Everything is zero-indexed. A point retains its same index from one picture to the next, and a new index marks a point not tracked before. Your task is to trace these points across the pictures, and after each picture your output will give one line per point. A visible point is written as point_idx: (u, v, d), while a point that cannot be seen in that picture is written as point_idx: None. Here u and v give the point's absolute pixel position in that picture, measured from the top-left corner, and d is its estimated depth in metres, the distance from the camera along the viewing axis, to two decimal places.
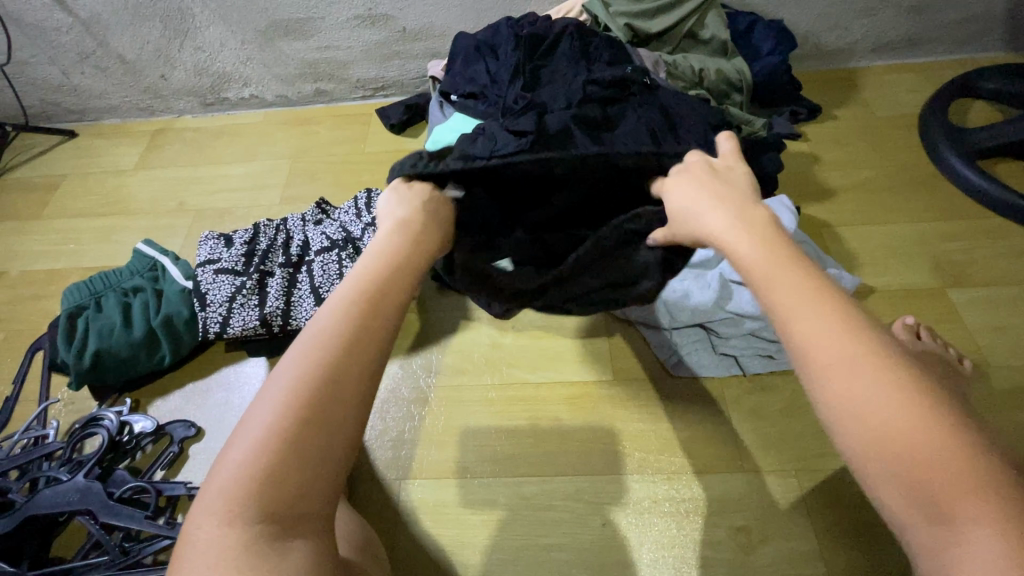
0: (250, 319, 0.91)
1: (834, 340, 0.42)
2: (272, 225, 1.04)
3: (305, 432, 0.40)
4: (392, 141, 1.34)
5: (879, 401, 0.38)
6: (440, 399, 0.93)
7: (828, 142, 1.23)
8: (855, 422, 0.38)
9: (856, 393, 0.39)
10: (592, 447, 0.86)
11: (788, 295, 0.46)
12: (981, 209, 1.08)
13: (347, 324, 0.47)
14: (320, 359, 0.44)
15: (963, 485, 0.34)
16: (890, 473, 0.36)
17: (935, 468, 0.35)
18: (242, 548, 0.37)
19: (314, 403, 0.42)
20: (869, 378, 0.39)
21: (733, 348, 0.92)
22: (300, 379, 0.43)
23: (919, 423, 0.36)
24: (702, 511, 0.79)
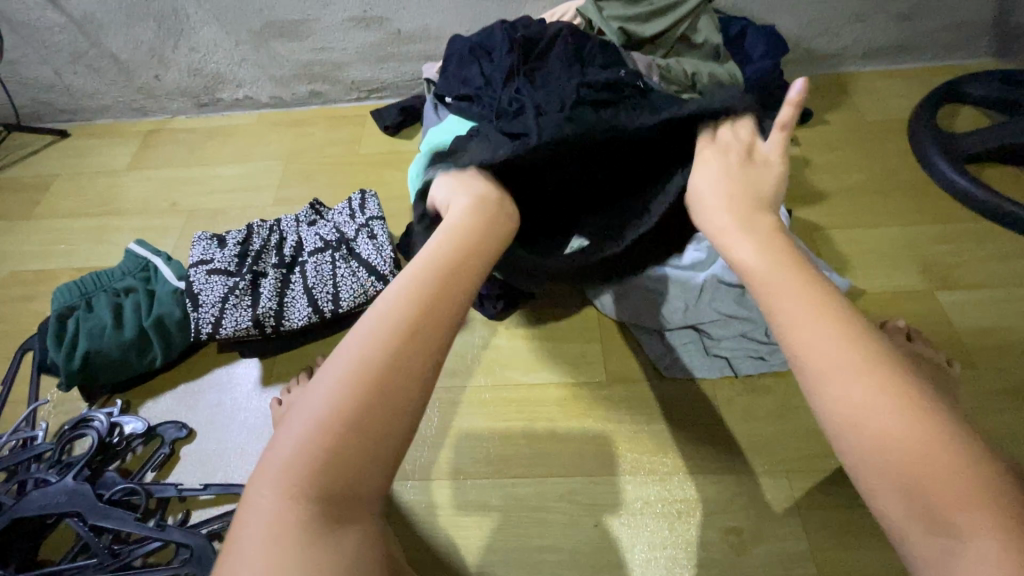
0: (241, 320, 0.91)
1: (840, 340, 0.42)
2: (265, 226, 1.04)
3: (366, 408, 0.40)
4: (386, 143, 1.34)
5: (887, 403, 0.38)
6: (433, 400, 0.93)
7: (819, 146, 1.24)
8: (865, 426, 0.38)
9: (857, 395, 0.39)
10: (584, 447, 0.86)
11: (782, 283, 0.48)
12: (969, 213, 1.09)
13: (414, 305, 0.46)
14: (392, 334, 0.44)
15: (956, 494, 0.34)
16: (889, 480, 0.36)
17: (935, 473, 0.35)
18: (299, 525, 0.37)
19: (379, 378, 0.42)
20: (864, 381, 0.40)
21: (725, 350, 0.92)
22: (365, 359, 0.42)
23: (912, 426, 0.37)
24: (694, 511, 0.80)
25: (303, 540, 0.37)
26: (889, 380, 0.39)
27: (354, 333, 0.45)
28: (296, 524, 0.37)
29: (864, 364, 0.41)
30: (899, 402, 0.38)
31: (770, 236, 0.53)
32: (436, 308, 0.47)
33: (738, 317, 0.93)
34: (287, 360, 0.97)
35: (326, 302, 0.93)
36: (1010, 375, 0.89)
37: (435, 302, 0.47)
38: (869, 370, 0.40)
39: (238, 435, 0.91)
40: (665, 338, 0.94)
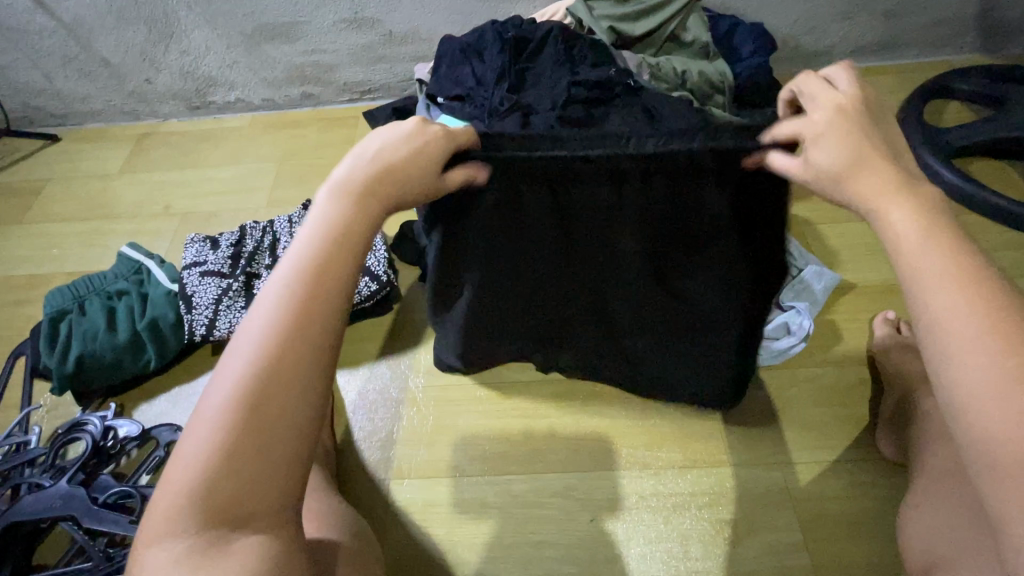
0: (236, 322, 0.91)
1: (977, 320, 0.38)
2: (258, 227, 1.02)
3: (243, 441, 0.39)
4: None
5: (1008, 393, 0.36)
6: (428, 399, 0.93)
7: None
8: (979, 411, 0.37)
9: (978, 379, 0.37)
10: (579, 444, 0.87)
11: (922, 247, 0.41)
12: (957, 206, 1.11)
13: (281, 329, 0.42)
14: (266, 363, 0.41)
15: None
16: (999, 464, 0.36)
17: None
18: (188, 546, 0.39)
19: (253, 411, 0.40)
20: (1005, 379, 0.36)
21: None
22: (232, 396, 0.40)
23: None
24: (690, 505, 0.80)
25: (193, 560, 0.39)
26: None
27: (230, 350, 0.42)
28: (189, 546, 0.39)
29: (1012, 358, 0.37)
30: None
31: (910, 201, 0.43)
32: (304, 329, 0.42)
33: None
34: None
35: None
36: None
37: (311, 319, 0.43)
38: (1009, 364, 0.37)
39: None
40: None
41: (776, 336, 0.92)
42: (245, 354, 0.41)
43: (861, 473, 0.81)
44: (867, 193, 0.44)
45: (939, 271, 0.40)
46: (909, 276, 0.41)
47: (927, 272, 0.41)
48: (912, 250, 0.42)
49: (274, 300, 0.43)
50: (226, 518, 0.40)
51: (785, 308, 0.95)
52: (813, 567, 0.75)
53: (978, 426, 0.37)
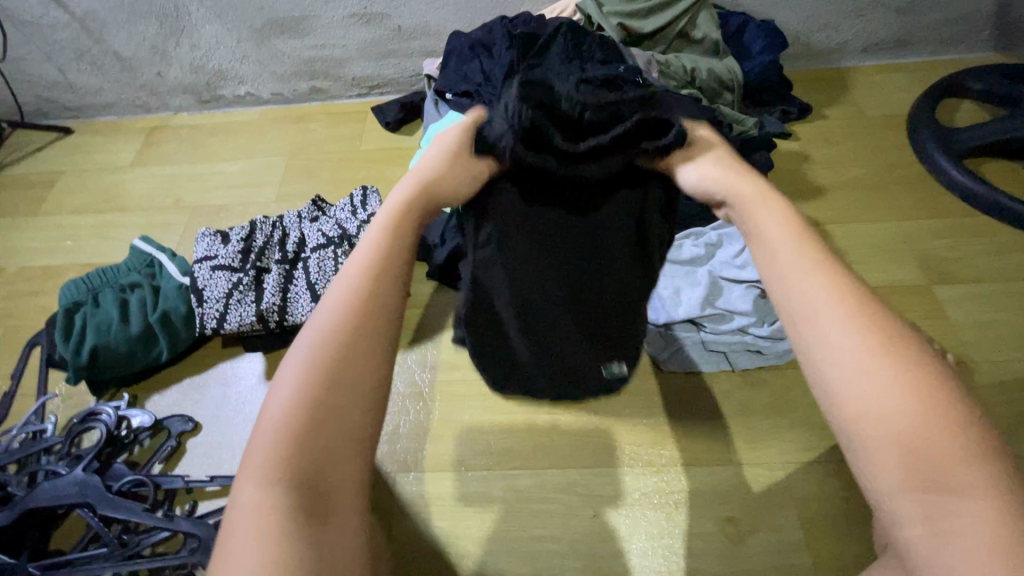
0: (246, 315, 0.90)
1: (839, 313, 0.43)
2: (268, 222, 1.01)
3: (334, 394, 0.42)
4: (387, 139, 1.34)
5: (873, 372, 0.40)
6: (434, 393, 0.94)
7: (818, 141, 1.25)
8: (852, 395, 0.40)
9: (852, 365, 0.41)
10: (583, 441, 0.87)
11: (794, 260, 0.47)
12: (966, 207, 1.10)
13: (354, 308, 0.46)
14: (345, 326, 0.45)
15: (952, 458, 0.37)
16: (883, 441, 0.39)
17: (927, 441, 0.38)
18: (276, 514, 0.38)
19: (336, 367, 0.43)
20: (869, 354, 0.41)
21: (725, 344, 0.94)
22: (321, 350, 0.44)
23: (915, 403, 0.39)
24: (692, 502, 0.81)
25: (283, 526, 0.38)
26: (896, 356, 0.41)
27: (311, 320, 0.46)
28: (278, 512, 0.38)
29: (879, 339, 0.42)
30: (898, 371, 0.40)
31: (783, 211, 0.51)
32: (379, 301, 0.47)
33: (735, 311, 0.95)
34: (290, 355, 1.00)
35: None
36: (1005, 367, 0.90)
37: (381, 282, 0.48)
38: (872, 345, 0.41)
39: (244, 427, 0.93)
40: (665, 331, 0.96)
41: (783, 337, 0.93)
42: (322, 321, 0.45)
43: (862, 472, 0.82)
44: (769, 220, 0.51)
45: (802, 267, 0.47)
46: (781, 275, 0.47)
47: (792, 263, 0.47)
48: (789, 260, 0.48)
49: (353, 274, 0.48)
50: (319, 489, 0.40)
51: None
52: (814, 566, 0.76)
53: (852, 398, 0.40)
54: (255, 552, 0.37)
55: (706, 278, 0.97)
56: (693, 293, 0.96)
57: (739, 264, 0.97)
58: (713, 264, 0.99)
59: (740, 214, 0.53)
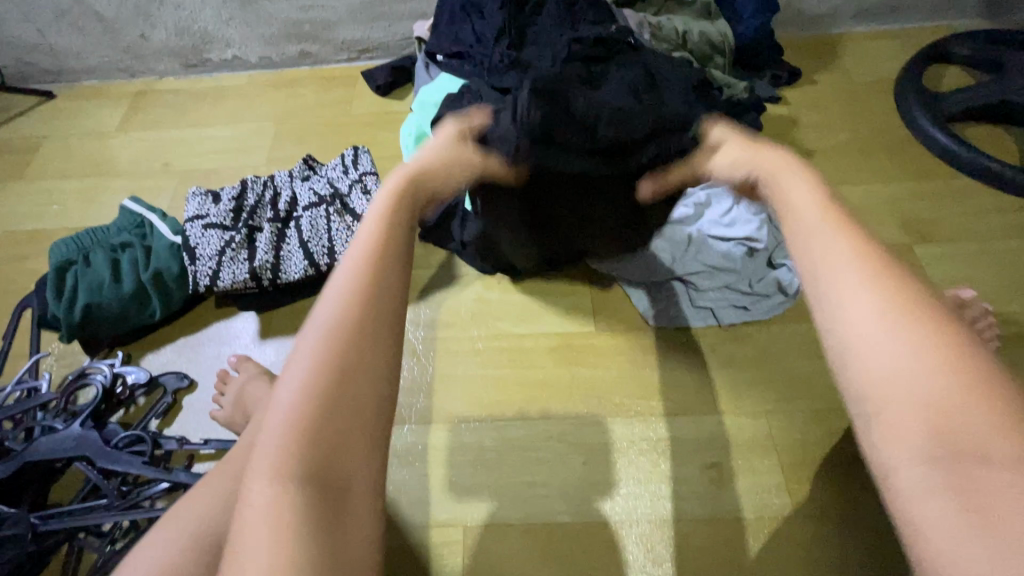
0: (239, 273, 0.91)
1: (857, 280, 0.45)
2: (259, 181, 0.99)
3: (340, 389, 0.44)
4: (377, 103, 1.33)
5: (889, 339, 0.41)
6: (426, 350, 0.96)
7: (807, 106, 1.26)
8: (869, 363, 0.41)
9: (864, 335, 0.42)
10: (573, 394, 0.90)
11: (818, 233, 0.50)
12: (949, 170, 1.12)
13: (355, 306, 0.48)
14: (346, 325, 0.47)
15: (984, 425, 0.36)
16: (902, 412, 0.38)
17: (959, 407, 0.37)
18: (288, 509, 0.39)
19: (340, 362, 0.45)
20: (881, 314, 0.42)
21: (713, 301, 0.96)
22: (325, 350, 0.46)
23: (940, 364, 0.39)
24: (678, 449, 0.84)
25: (291, 520, 0.39)
26: (913, 321, 0.41)
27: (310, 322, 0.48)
28: (289, 508, 0.39)
29: (895, 299, 0.43)
30: (919, 335, 0.40)
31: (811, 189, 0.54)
32: (377, 299, 0.49)
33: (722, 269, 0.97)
34: (285, 315, 1.01)
35: (322, 255, 0.93)
36: None
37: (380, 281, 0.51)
38: (883, 314, 0.42)
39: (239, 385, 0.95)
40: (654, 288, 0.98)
41: (767, 293, 0.96)
42: (323, 322, 0.48)
43: (841, 419, 0.85)
44: (795, 196, 0.54)
45: (818, 239, 0.49)
46: (803, 247, 0.50)
47: (816, 233, 0.50)
48: (807, 239, 0.50)
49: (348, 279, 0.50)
50: (330, 482, 0.41)
51: (777, 266, 0.98)
52: (793, 506, 0.79)
53: (864, 357, 0.41)
54: (266, 549, 0.38)
55: (694, 238, 0.98)
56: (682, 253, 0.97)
57: (725, 224, 0.98)
58: (700, 224, 1.00)
59: (772, 186, 0.58)
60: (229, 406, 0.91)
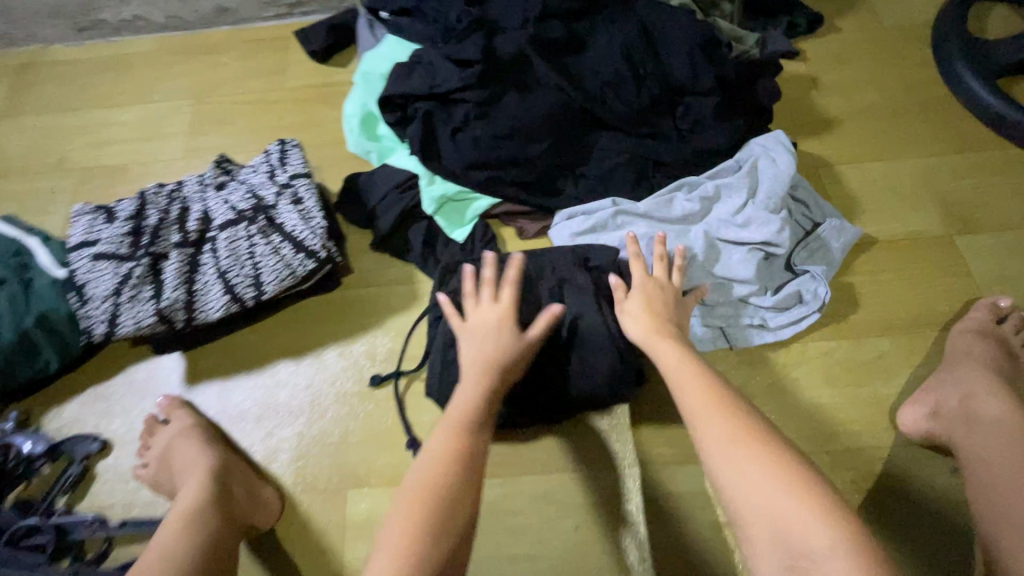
0: (143, 315, 0.73)
1: (714, 412, 0.56)
2: (163, 192, 0.80)
3: (448, 508, 0.54)
4: (314, 72, 1.09)
5: (748, 466, 0.51)
6: (387, 393, 0.82)
7: (832, 60, 1.05)
8: (739, 487, 0.51)
9: (722, 452, 0.53)
10: (561, 442, 0.77)
11: (680, 369, 0.62)
12: (996, 139, 0.95)
13: (454, 435, 0.59)
14: (451, 453, 0.57)
15: (813, 521, 0.47)
16: (751, 519, 0.49)
17: (782, 503, 0.48)
18: None
19: (450, 485, 0.55)
20: (731, 432, 0.54)
21: (728, 315, 0.80)
22: (429, 474, 0.56)
23: (781, 470, 0.50)
24: (681, 505, 0.73)
25: None
26: (750, 433, 0.54)
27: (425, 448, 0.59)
28: None
29: (741, 433, 0.54)
30: (758, 451, 0.52)
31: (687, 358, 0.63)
32: (469, 432, 0.60)
33: (736, 279, 0.80)
34: (216, 353, 0.85)
35: (246, 288, 0.75)
36: None
37: (470, 416, 0.61)
38: (731, 425, 0.55)
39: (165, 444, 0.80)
40: None
41: (787, 306, 0.81)
42: (428, 453, 0.58)
43: (867, 460, 0.75)
44: (667, 354, 0.64)
45: (691, 389, 0.59)
46: (686, 402, 0.59)
47: (685, 375, 0.61)
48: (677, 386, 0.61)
49: (449, 419, 0.61)
50: None
51: (797, 271, 0.83)
52: None
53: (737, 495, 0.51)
54: None
55: (701, 239, 0.81)
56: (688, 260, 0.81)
57: (738, 221, 0.81)
58: (708, 222, 0.83)
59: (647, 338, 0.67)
60: (154, 462, 0.76)
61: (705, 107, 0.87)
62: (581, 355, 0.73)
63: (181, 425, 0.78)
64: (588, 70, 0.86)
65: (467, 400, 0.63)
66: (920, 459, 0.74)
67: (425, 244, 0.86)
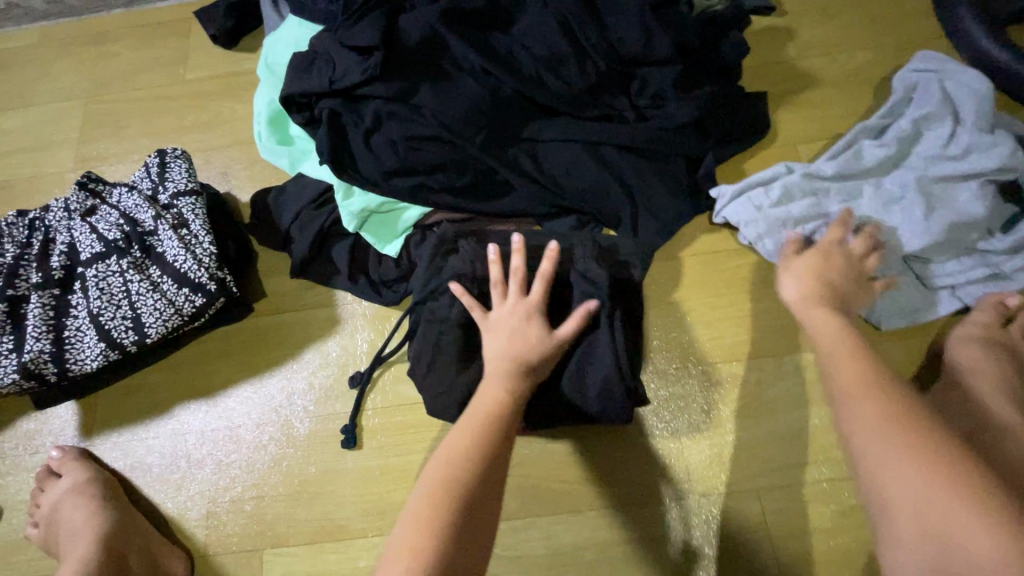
0: (4, 373, 0.62)
1: (862, 390, 0.47)
2: (22, 220, 0.68)
3: (467, 521, 0.47)
4: (219, 61, 0.95)
5: (898, 460, 0.42)
6: (307, 435, 0.72)
7: (813, 14, 0.90)
8: (887, 477, 0.42)
9: (869, 436, 0.44)
10: (505, 485, 0.67)
11: (829, 341, 0.53)
12: (1003, 99, 0.81)
13: (479, 430, 0.52)
14: (469, 451, 0.51)
15: (974, 529, 0.37)
16: (902, 517, 0.40)
17: (942, 510, 0.39)
18: None
19: (464, 492, 0.48)
20: (882, 416, 0.44)
21: (952, 277, 0.69)
22: (443, 473, 0.49)
23: (937, 467, 0.40)
24: (641, 549, 0.65)
25: None
26: (902, 422, 0.44)
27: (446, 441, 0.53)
28: None
29: (889, 416, 0.44)
30: (910, 445, 0.42)
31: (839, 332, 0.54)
32: (498, 432, 0.53)
33: (970, 225, 0.68)
34: (112, 399, 0.74)
35: (125, 332, 0.64)
36: None
37: (500, 414, 0.54)
38: (883, 406, 0.45)
39: None
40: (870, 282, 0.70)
41: (1017, 248, 0.69)
42: (446, 449, 0.52)
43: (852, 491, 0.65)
44: (823, 328, 0.55)
45: (840, 362, 0.50)
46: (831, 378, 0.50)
47: (830, 346, 0.52)
48: (828, 356, 0.52)
49: (473, 415, 0.54)
50: None
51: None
52: None
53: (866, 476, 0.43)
54: None
55: (916, 186, 0.69)
56: (899, 217, 0.69)
57: (947, 154, 0.70)
58: (909, 165, 0.71)
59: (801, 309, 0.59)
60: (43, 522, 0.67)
61: (664, 78, 0.73)
62: (580, 354, 0.64)
63: (67, 481, 0.67)
64: (519, 47, 0.72)
65: (499, 390, 0.55)
66: None
67: (347, 267, 0.75)
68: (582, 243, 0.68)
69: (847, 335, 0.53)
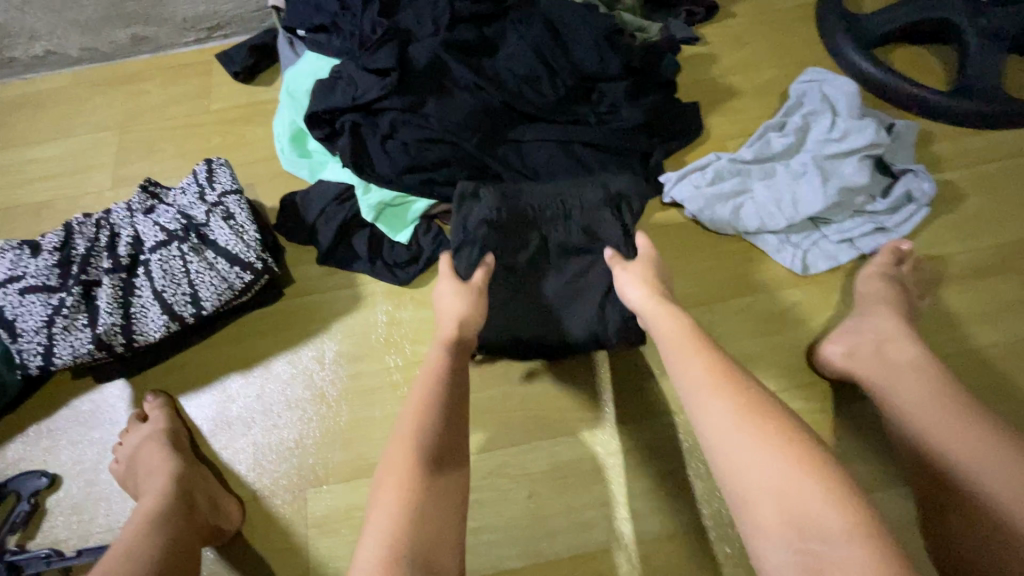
0: (81, 344, 0.73)
1: (714, 389, 0.55)
2: (89, 221, 0.80)
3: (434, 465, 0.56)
4: (240, 93, 1.10)
5: (756, 450, 0.50)
6: (338, 392, 0.83)
7: (729, 42, 1.13)
8: (746, 470, 0.49)
9: (727, 429, 0.52)
10: (513, 418, 0.80)
11: (680, 351, 0.60)
12: (878, 100, 1.04)
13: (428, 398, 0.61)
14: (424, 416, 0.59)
15: (822, 505, 0.45)
16: (759, 502, 0.48)
17: (795, 492, 0.46)
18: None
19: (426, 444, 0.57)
20: (737, 417, 0.52)
21: (852, 231, 0.89)
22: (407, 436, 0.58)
23: (790, 455, 0.48)
24: (629, 462, 0.77)
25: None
26: (758, 417, 0.52)
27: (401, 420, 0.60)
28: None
29: (747, 411, 0.52)
30: (768, 435, 0.50)
31: (685, 341, 0.61)
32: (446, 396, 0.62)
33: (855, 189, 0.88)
34: (161, 375, 0.84)
35: (185, 306, 0.76)
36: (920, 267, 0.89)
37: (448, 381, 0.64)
38: (737, 404, 0.53)
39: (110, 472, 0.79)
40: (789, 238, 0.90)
41: (896, 207, 0.90)
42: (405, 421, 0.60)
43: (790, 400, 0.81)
44: (669, 337, 0.63)
45: (696, 367, 0.58)
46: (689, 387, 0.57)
47: (680, 354, 0.60)
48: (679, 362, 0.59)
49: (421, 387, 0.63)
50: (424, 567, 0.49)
51: (897, 173, 0.91)
52: None
53: (730, 468, 0.50)
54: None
55: (812, 163, 0.90)
56: (804, 187, 0.89)
57: (831, 138, 0.91)
58: (808, 149, 0.92)
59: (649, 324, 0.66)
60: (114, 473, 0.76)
61: (617, 91, 0.93)
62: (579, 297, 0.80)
63: (145, 431, 0.77)
64: (503, 69, 0.91)
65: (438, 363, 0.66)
66: (841, 395, 0.81)
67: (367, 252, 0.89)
68: (597, 190, 0.78)
69: (695, 345, 0.60)
